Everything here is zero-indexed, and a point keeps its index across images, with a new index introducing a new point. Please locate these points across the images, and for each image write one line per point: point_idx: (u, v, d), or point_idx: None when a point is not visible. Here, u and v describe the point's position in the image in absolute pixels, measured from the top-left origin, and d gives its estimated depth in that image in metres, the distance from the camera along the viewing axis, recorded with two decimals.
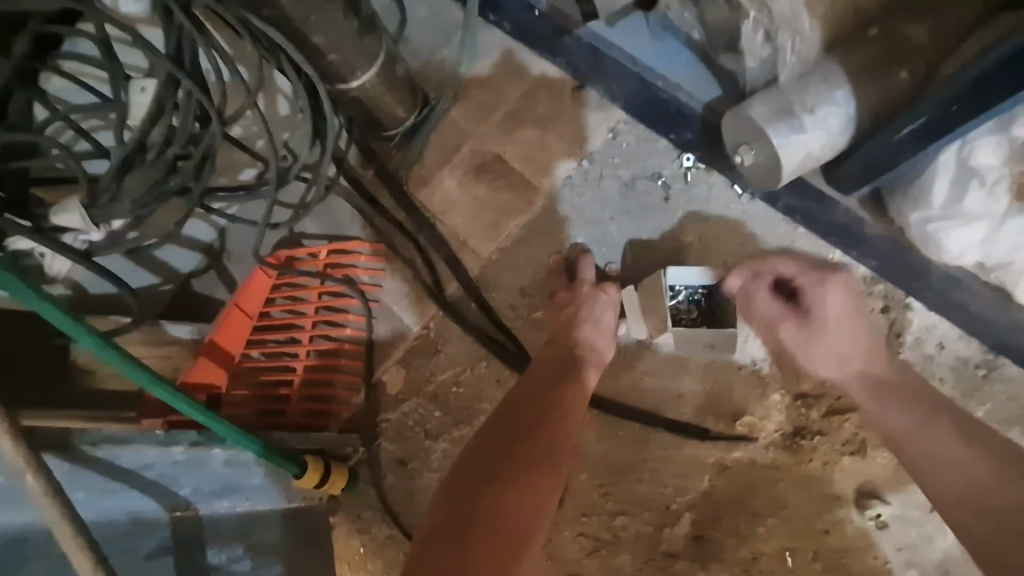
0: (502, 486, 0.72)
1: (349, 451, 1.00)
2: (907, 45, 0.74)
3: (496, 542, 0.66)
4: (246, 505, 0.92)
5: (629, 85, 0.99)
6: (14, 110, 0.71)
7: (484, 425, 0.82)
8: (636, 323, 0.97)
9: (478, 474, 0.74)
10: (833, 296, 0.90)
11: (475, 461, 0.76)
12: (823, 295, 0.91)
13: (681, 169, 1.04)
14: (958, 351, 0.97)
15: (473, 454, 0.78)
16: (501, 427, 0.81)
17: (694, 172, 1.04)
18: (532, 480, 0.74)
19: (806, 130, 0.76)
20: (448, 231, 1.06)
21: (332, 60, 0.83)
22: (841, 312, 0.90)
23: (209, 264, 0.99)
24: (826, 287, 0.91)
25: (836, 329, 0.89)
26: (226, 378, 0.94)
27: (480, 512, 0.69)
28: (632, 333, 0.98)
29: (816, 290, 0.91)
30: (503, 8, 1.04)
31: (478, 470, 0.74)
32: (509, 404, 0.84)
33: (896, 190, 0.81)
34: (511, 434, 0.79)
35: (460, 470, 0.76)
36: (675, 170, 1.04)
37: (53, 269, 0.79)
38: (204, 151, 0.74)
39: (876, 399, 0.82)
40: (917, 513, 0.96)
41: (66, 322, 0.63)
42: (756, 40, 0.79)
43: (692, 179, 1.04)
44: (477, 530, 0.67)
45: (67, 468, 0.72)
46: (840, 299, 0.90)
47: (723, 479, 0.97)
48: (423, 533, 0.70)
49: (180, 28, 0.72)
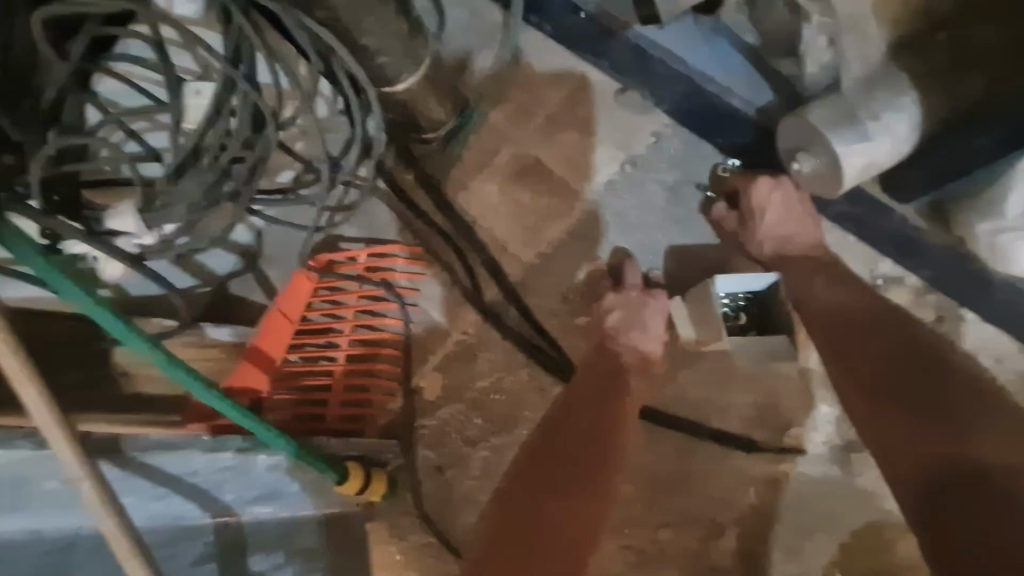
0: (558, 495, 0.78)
1: (387, 457, 0.94)
2: (981, 47, 0.70)
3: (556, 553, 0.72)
4: (289, 510, 0.88)
5: (675, 88, 0.97)
6: (68, 113, 0.71)
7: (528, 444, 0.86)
8: (688, 330, 0.94)
9: (537, 484, 0.79)
10: (767, 192, 0.90)
11: (535, 471, 0.80)
12: (752, 190, 0.92)
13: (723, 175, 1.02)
14: (1016, 363, 0.95)
15: (532, 465, 0.81)
16: (558, 433, 0.84)
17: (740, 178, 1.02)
18: (588, 496, 0.78)
19: (870, 137, 0.74)
20: (488, 235, 1.05)
21: (382, 62, 0.83)
22: (777, 207, 0.91)
23: (246, 267, 0.96)
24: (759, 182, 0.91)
25: (773, 215, 0.91)
26: (269, 383, 0.93)
27: (540, 522, 0.75)
28: (684, 337, 0.95)
29: (749, 186, 0.92)
30: (546, 11, 1.03)
31: (536, 482, 0.79)
32: (550, 421, 0.86)
33: (958, 202, 0.80)
34: (565, 445, 0.83)
35: (517, 481, 0.80)
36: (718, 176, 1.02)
37: (107, 272, 0.78)
38: (258, 156, 0.73)
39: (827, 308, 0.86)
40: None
41: (119, 327, 0.64)
42: (818, 44, 0.78)
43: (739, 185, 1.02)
44: (540, 544, 0.72)
45: (120, 473, 0.73)
46: (771, 185, 0.91)
47: (770, 492, 0.95)
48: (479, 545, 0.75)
49: (239, 29, 0.71)
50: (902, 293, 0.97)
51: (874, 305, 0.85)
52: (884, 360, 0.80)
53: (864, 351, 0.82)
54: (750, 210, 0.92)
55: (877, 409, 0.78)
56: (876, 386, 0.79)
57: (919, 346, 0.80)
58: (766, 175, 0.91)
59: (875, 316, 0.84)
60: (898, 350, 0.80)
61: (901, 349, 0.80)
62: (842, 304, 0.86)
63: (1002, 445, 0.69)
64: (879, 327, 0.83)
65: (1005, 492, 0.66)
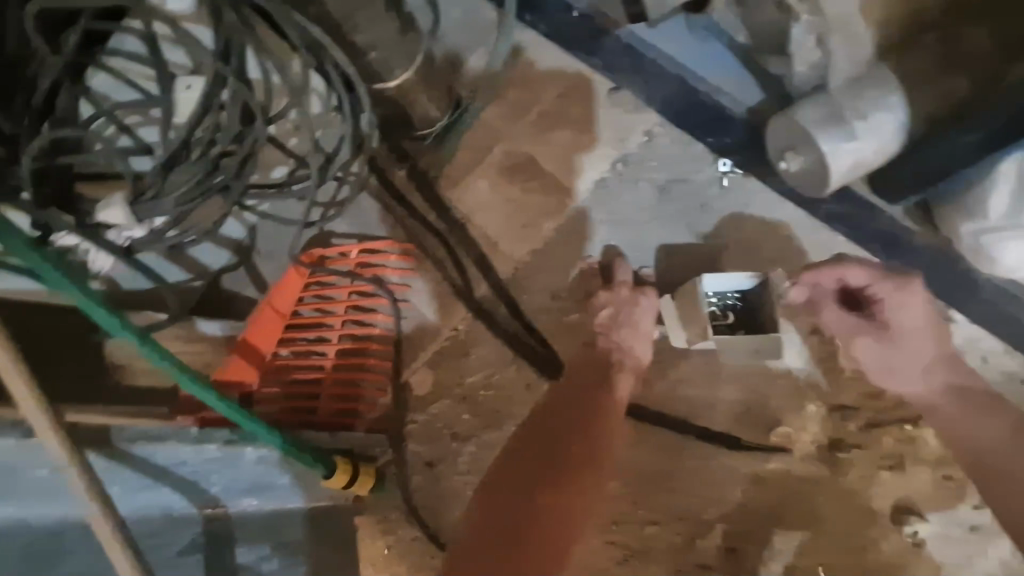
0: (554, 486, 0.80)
1: (376, 453, 0.99)
2: (967, 48, 0.70)
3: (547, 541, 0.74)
4: (276, 503, 0.92)
5: (667, 91, 1.00)
6: (61, 105, 0.71)
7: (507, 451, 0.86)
8: (675, 332, 0.94)
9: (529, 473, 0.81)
10: (909, 305, 0.91)
11: (528, 459, 0.83)
12: (901, 303, 0.91)
13: (716, 174, 1.02)
14: (1003, 365, 0.95)
15: (525, 455, 0.84)
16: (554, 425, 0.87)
17: (730, 178, 1.01)
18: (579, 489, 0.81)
19: (857, 136, 0.74)
20: (480, 232, 1.05)
21: (373, 58, 0.85)
22: (914, 320, 0.92)
23: (240, 261, 0.97)
24: (908, 291, 0.90)
25: (908, 325, 0.92)
26: (258, 376, 0.95)
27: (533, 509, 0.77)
28: (674, 343, 0.95)
29: (900, 298, 0.91)
30: (540, 9, 1.03)
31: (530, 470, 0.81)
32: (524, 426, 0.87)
33: (946, 202, 0.80)
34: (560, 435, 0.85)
35: (515, 467, 0.82)
36: (710, 175, 1.02)
37: (97, 264, 0.78)
38: (247, 150, 0.73)
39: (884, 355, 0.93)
40: (979, 523, 0.94)
41: (107, 318, 0.65)
42: (806, 43, 0.78)
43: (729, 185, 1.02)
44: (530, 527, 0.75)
45: (107, 466, 0.72)
46: (920, 301, 0.91)
47: (756, 490, 0.96)
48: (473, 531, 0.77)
49: (229, 25, 0.72)
50: None
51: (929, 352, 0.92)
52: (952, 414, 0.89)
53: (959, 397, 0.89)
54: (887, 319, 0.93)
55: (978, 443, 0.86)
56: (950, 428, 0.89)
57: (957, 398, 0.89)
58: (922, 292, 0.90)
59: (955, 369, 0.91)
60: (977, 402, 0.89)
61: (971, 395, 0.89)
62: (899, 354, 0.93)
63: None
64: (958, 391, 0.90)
65: None
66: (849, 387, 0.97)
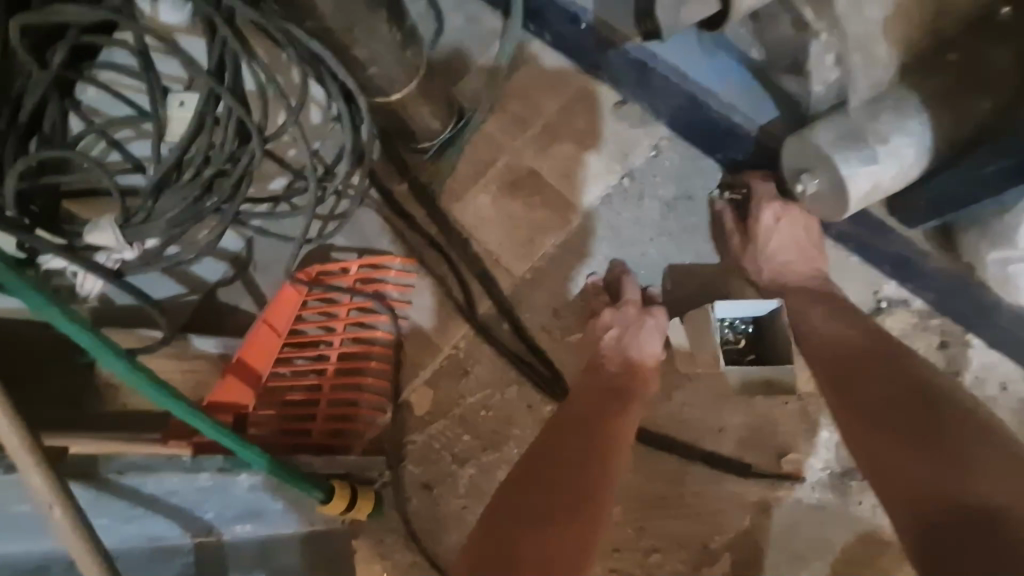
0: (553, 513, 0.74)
1: (373, 475, 0.92)
2: (988, 69, 0.68)
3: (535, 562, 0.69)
4: (268, 529, 0.87)
5: (674, 103, 0.95)
6: (48, 122, 0.68)
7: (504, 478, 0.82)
8: (678, 333, 0.93)
9: (535, 501, 0.76)
10: (771, 222, 0.91)
11: (531, 478, 0.79)
12: (761, 210, 0.91)
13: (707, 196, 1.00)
14: (1021, 392, 0.93)
15: (529, 475, 0.79)
16: (561, 448, 0.82)
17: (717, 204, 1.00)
18: (588, 511, 0.75)
19: (878, 159, 0.71)
20: (481, 248, 1.02)
21: (373, 72, 0.81)
22: (782, 235, 0.91)
23: (236, 274, 0.94)
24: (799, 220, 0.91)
25: (777, 239, 0.91)
26: (252, 396, 0.90)
27: (524, 533, 0.72)
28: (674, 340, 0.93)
29: (755, 207, 0.92)
30: (545, 19, 1.00)
31: (535, 490, 0.77)
32: (533, 454, 0.82)
33: (969, 226, 0.78)
34: (567, 460, 0.80)
35: (518, 486, 0.78)
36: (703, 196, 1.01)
37: (86, 287, 0.75)
38: (242, 170, 0.71)
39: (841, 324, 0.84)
40: None
41: (93, 343, 0.62)
42: (825, 61, 0.76)
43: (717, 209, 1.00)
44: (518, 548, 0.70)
45: (91, 496, 0.71)
46: (775, 210, 0.91)
47: (764, 518, 0.93)
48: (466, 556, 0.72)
49: (223, 41, 0.69)
50: (905, 316, 0.95)
51: (876, 341, 0.81)
52: (883, 395, 0.74)
53: (874, 389, 0.76)
54: (754, 227, 0.92)
55: (886, 449, 0.70)
56: (875, 435, 0.72)
57: (889, 399, 0.74)
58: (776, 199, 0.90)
59: (881, 357, 0.79)
60: (917, 381, 0.74)
61: (890, 355, 0.79)
62: (850, 337, 0.82)
63: (1008, 486, 0.61)
64: (880, 354, 0.79)
65: (996, 517, 0.59)
66: None
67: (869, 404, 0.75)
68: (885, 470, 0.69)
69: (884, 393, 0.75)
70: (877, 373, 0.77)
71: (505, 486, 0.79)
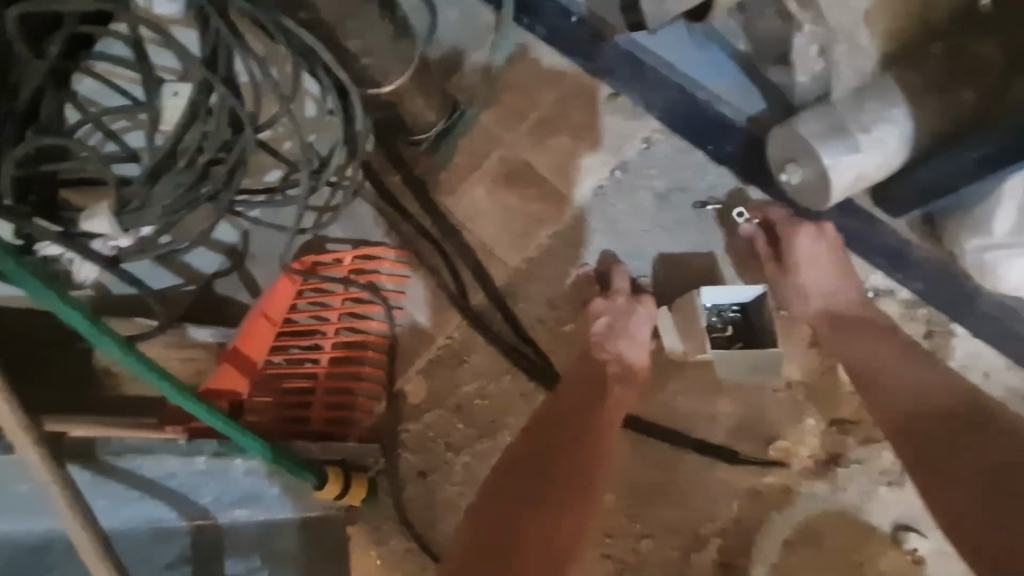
0: (540, 502, 0.76)
1: (368, 462, 0.95)
2: (976, 61, 0.69)
3: (531, 554, 0.71)
4: (265, 515, 0.89)
5: (666, 95, 0.96)
6: (45, 111, 0.70)
7: (492, 470, 0.83)
8: (671, 338, 0.94)
9: (523, 489, 0.77)
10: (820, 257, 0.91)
11: (521, 470, 0.80)
12: (795, 236, 0.93)
13: (702, 193, 1.01)
14: (1005, 380, 0.95)
15: (518, 467, 0.80)
16: (550, 442, 0.83)
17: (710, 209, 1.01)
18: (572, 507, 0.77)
19: (860, 149, 0.73)
20: (476, 239, 1.04)
21: (366, 63, 0.83)
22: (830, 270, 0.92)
23: (233, 266, 0.96)
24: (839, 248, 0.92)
25: (817, 266, 0.92)
26: (248, 385, 0.91)
27: (517, 523, 0.73)
28: (666, 347, 0.95)
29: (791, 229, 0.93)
30: (539, 12, 1.02)
31: (523, 480, 0.78)
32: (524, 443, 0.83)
33: (952, 215, 0.79)
34: (558, 454, 0.81)
35: (507, 477, 0.79)
36: (701, 190, 1.02)
37: (82, 274, 0.78)
38: (236, 158, 0.72)
39: (891, 361, 0.86)
40: None
41: (90, 328, 0.63)
42: (810, 52, 0.77)
43: (710, 212, 1.01)
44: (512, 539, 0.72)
45: (90, 476, 0.74)
46: (814, 234, 0.92)
47: (752, 505, 0.94)
48: (462, 543, 0.74)
49: (217, 32, 0.71)
50: (892, 306, 0.96)
51: (934, 381, 0.83)
52: (947, 441, 0.77)
53: (939, 435, 0.77)
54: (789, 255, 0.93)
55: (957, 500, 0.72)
56: (945, 482, 0.74)
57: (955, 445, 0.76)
58: (809, 225, 0.92)
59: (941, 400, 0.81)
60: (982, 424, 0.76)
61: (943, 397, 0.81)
62: (907, 377, 0.84)
63: None
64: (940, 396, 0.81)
65: None
66: (848, 400, 0.96)
67: (934, 449, 0.77)
68: (958, 523, 0.71)
69: (949, 440, 0.76)
70: (942, 419, 0.78)
71: (497, 476, 0.81)
